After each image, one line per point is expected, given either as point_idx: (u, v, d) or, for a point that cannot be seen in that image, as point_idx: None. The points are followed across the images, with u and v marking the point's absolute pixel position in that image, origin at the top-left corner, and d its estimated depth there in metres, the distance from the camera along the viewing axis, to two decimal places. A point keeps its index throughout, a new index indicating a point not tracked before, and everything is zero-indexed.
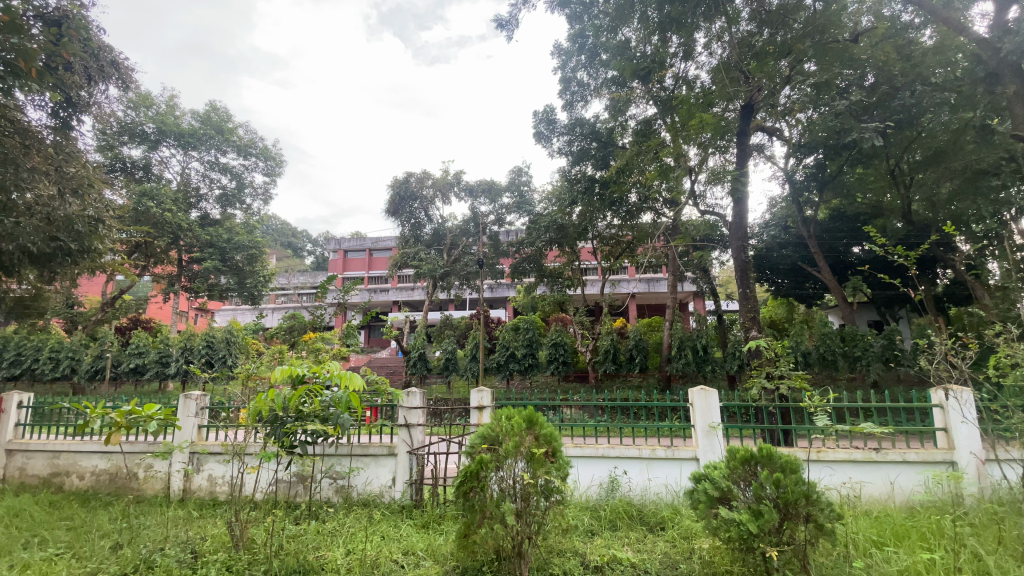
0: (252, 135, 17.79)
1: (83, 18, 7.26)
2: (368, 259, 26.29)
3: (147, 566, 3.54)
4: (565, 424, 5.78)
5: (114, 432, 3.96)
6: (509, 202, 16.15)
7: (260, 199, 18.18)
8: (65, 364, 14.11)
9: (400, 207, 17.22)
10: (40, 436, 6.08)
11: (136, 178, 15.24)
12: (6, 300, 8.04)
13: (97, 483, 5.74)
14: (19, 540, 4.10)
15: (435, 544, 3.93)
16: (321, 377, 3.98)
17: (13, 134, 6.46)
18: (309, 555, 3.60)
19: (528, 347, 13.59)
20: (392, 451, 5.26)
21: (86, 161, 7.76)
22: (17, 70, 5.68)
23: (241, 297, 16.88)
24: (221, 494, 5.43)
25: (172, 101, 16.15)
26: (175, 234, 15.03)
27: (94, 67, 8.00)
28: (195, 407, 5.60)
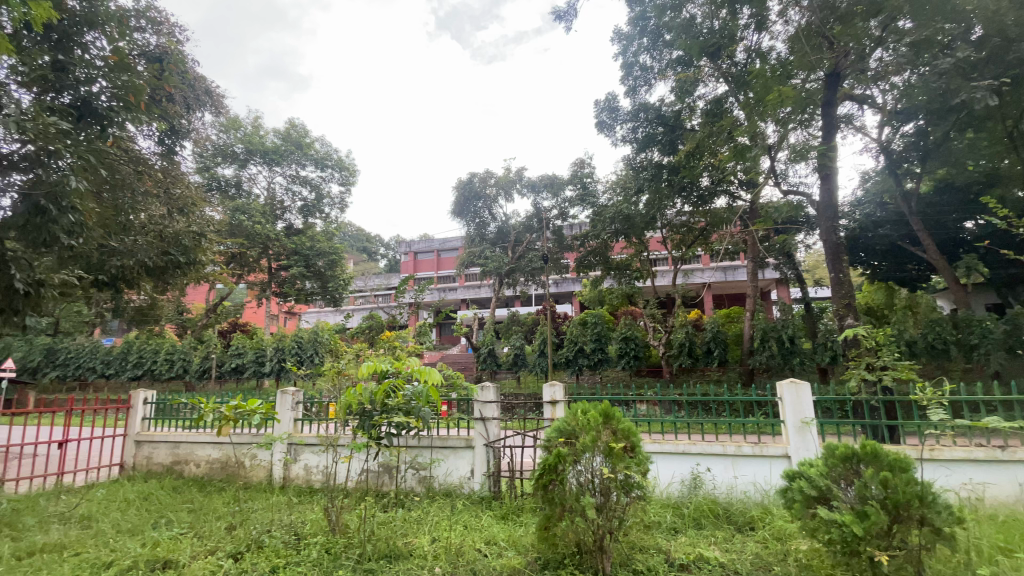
0: (328, 148, 18.93)
1: (179, 53, 8.06)
2: (437, 260, 27.14)
3: (258, 546, 3.89)
4: (641, 420, 5.61)
5: (225, 425, 4.43)
6: (572, 195, 16.02)
7: (337, 207, 19.33)
8: (179, 365, 15.88)
9: (465, 208, 17.67)
10: (164, 428, 6.86)
11: (230, 195, 16.72)
12: (129, 309, 9.16)
13: (211, 470, 6.38)
14: (150, 520, 4.67)
15: (516, 534, 3.99)
16: (403, 372, 4.18)
17: (130, 163, 7.25)
18: (397, 541, 3.77)
19: (597, 342, 13.45)
20: (470, 444, 5.39)
21: (188, 183, 8.63)
22: (129, 105, 6.48)
23: (324, 300, 18.07)
24: (317, 482, 5.83)
25: (257, 122, 17.51)
26: (265, 244, 16.31)
27: (192, 97, 8.87)
28: (290, 402, 6.04)
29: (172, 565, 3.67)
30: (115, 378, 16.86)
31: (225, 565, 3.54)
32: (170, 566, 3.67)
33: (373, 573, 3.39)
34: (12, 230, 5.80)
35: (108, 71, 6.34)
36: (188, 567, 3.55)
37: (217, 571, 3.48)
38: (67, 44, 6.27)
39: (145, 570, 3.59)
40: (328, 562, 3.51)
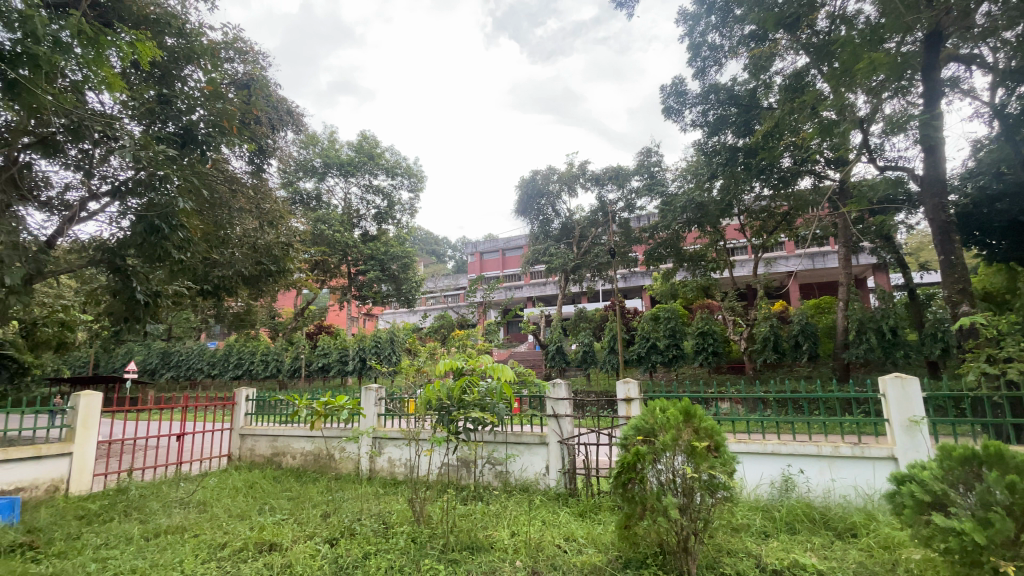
0: (397, 156, 19.79)
1: (264, 79, 8.80)
2: (503, 259, 27.51)
3: (351, 532, 4.17)
4: (724, 418, 5.32)
5: (317, 419, 4.79)
6: (639, 186, 15.61)
7: (407, 213, 20.17)
8: (273, 364, 17.37)
9: (529, 205, 17.76)
10: (264, 423, 7.51)
11: (312, 207, 17.97)
12: (231, 315, 10.12)
13: (306, 461, 6.90)
14: (257, 506, 5.14)
15: (595, 532, 3.97)
16: (477, 369, 4.31)
17: (226, 183, 8.02)
18: (478, 534, 3.87)
19: (671, 338, 12.95)
20: (544, 440, 5.40)
21: (275, 197, 9.37)
22: (223, 130, 7.20)
23: (398, 301, 18.96)
24: (400, 474, 6.13)
25: (333, 137, 18.64)
26: (344, 251, 17.39)
27: (276, 118, 9.62)
28: (374, 398, 6.40)
29: (277, 547, 4.01)
30: (220, 377, 18.68)
31: (322, 549, 3.82)
32: (275, 548, 4.02)
33: (457, 563, 3.50)
34: (133, 248, 6.57)
35: (204, 100, 7.02)
36: (291, 550, 3.87)
37: (316, 555, 3.76)
38: (169, 79, 7.05)
39: (255, 551, 3.95)
40: (415, 551, 3.68)
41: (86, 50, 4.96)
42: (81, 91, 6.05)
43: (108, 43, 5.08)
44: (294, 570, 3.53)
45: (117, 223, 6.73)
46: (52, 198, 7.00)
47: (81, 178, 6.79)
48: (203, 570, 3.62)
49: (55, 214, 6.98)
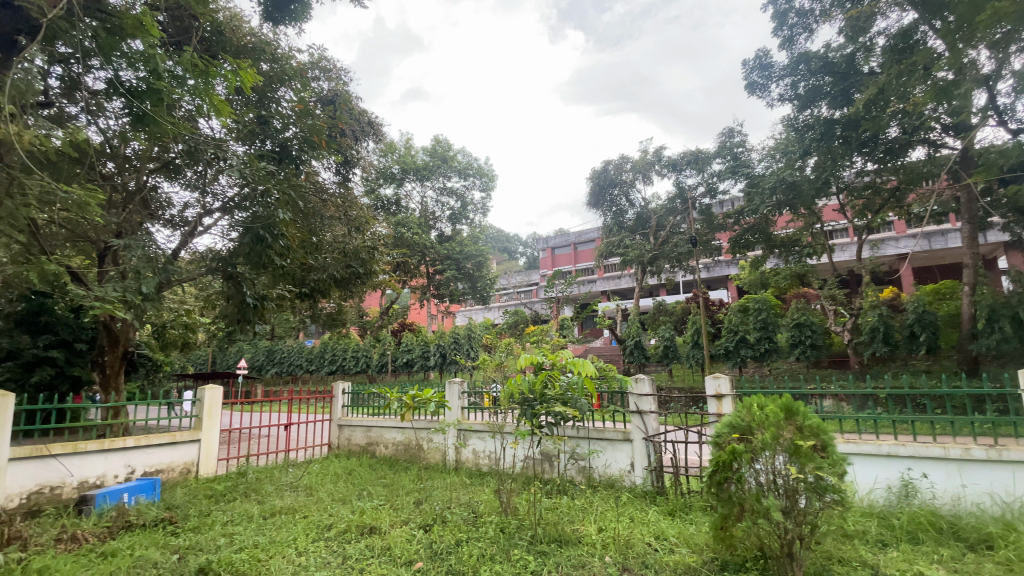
0: (469, 158, 20.27)
1: (347, 93, 9.38)
2: (575, 253, 27.23)
3: (443, 519, 4.36)
4: (828, 416, 4.91)
5: (407, 411, 5.06)
6: (720, 169, 14.76)
7: (480, 212, 20.62)
8: (363, 360, 18.59)
9: (602, 197, 17.44)
10: (359, 414, 8.03)
11: (392, 211, 18.93)
12: (326, 315, 10.93)
13: (397, 451, 7.29)
14: (357, 491, 5.53)
15: (687, 531, 3.82)
16: (558, 364, 4.32)
17: (317, 194, 8.65)
18: (565, 527, 3.88)
19: (763, 330, 12.15)
20: (628, 437, 5.27)
21: (360, 203, 9.95)
22: (314, 144, 7.77)
23: (474, 298, 19.50)
24: (485, 466, 6.29)
25: (408, 143, 19.48)
26: (422, 252, 18.15)
27: (359, 130, 10.24)
28: (457, 391, 6.63)
29: (376, 530, 4.29)
30: (316, 373, 20.26)
31: (417, 535, 4.04)
32: (375, 531, 4.31)
33: (547, 555, 3.53)
34: (242, 258, 7.29)
35: (296, 118, 7.63)
36: (389, 533, 4.13)
37: (412, 540, 3.98)
38: (265, 101, 7.63)
39: (357, 533, 4.26)
40: (504, 540, 3.77)
41: (197, 81, 5.59)
42: (194, 119, 6.81)
43: (215, 73, 5.68)
44: (393, 552, 3.76)
45: (228, 234, 7.52)
46: (174, 215, 7.93)
47: (196, 196, 7.64)
48: (313, 548, 3.96)
49: (177, 229, 7.90)
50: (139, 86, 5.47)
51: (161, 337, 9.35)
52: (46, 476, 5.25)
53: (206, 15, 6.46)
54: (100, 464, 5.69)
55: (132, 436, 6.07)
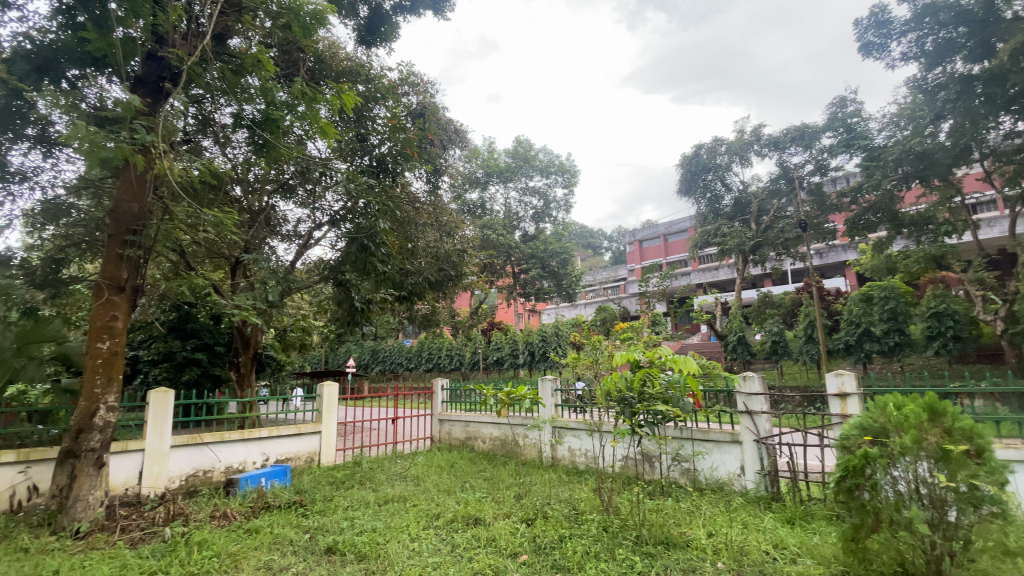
0: (550, 156, 20.33)
1: (435, 104, 9.84)
2: (665, 245, 26.11)
3: (545, 514, 4.43)
4: (982, 419, 4.26)
5: (504, 408, 5.20)
6: (831, 144, 13.38)
7: (564, 209, 20.57)
8: (456, 359, 19.37)
9: (693, 184, 16.55)
10: (458, 410, 8.40)
11: (478, 214, 19.53)
12: (423, 316, 11.54)
13: (494, 446, 7.50)
14: (460, 483, 5.78)
15: (811, 541, 3.51)
16: (657, 361, 4.13)
17: (412, 203, 9.18)
18: (671, 529, 3.76)
19: (891, 322, 10.82)
20: (736, 438, 4.97)
21: (449, 209, 10.38)
22: (407, 156, 8.26)
23: (560, 296, 19.48)
24: (581, 464, 6.26)
25: (491, 147, 19.97)
26: (508, 252, 18.50)
27: (447, 139, 10.69)
28: (550, 388, 6.70)
29: (481, 521, 4.45)
30: (414, 371, 21.47)
31: (521, 528, 4.13)
32: (479, 522, 4.48)
33: (654, 557, 3.44)
34: (349, 266, 7.94)
35: (390, 133, 8.15)
36: (493, 525, 4.27)
37: (516, 533, 4.08)
38: (363, 120, 8.23)
39: (463, 523, 4.45)
40: (608, 539, 3.73)
41: (306, 108, 6.17)
42: (304, 142, 7.53)
43: (320, 99, 6.22)
44: (498, 544, 3.89)
45: (336, 245, 8.22)
46: (290, 230, 8.81)
47: (308, 212, 8.43)
48: (424, 535, 4.20)
49: (293, 243, 8.78)
50: (258, 117, 6.14)
51: (283, 339, 10.47)
52: (200, 461, 6.13)
53: (311, 47, 7.13)
54: (241, 451, 6.53)
55: (265, 427, 6.89)
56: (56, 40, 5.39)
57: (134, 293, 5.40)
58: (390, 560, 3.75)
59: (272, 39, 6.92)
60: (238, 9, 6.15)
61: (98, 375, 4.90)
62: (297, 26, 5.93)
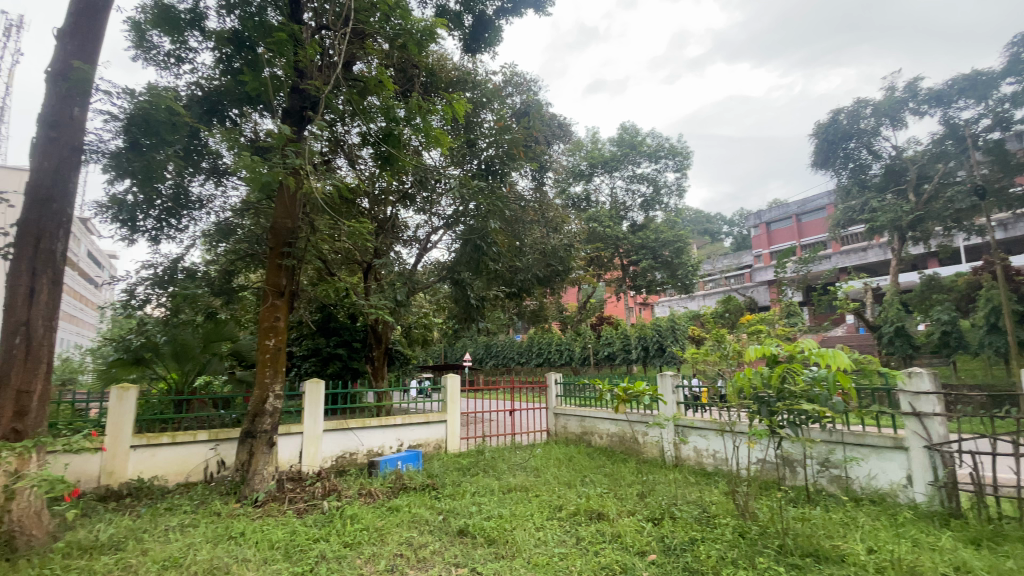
0: (659, 140, 19.42)
1: (538, 101, 9.92)
2: (797, 226, 23.45)
3: (672, 515, 4.26)
4: None
5: (621, 404, 5.11)
6: (1015, 92, 10.99)
7: (676, 194, 19.52)
8: (567, 354, 19.43)
9: (831, 154, 14.53)
10: (573, 405, 8.39)
11: (583, 207, 19.36)
12: (534, 312, 11.74)
13: (612, 442, 7.38)
14: (580, 477, 5.78)
15: (1007, 569, 2.93)
16: (798, 356, 3.80)
17: (519, 202, 9.39)
18: (822, 541, 3.39)
19: None
20: (900, 443, 4.33)
21: (555, 204, 10.40)
22: (513, 156, 8.49)
23: (675, 288, 18.53)
24: (710, 465, 5.91)
25: (595, 138, 19.66)
26: (616, 243, 18.10)
27: (551, 134, 10.71)
28: (671, 384, 6.41)
29: (604, 517, 4.42)
30: (526, 365, 21.98)
31: (647, 527, 4.03)
32: (602, 517, 4.45)
33: (802, 569, 3.14)
34: (464, 266, 8.35)
35: (496, 135, 8.41)
36: (618, 521, 4.22)
37: (642, 531, 3.99)
38: (472, 126, 8.59)
39: (587, 517, 4.46)
40: (746, 546, 3.48)
41: (422, 120, 6.59)
42: (420, 152, 8.07)
43: (434, 110, 6.60)
44: (624, 541, 3.83)
45: (452, 246, 8.70)
46: (410, 235, 9.50)
47: (426, 218, 9.05)
48: (548, 525, 4.29)
49: (413, 247, 9.45)
50: (381, 133, 6.71)
51: (408, 335, 11.35)
52: (347, 444, 6.90)
53: (423, 61, 7.59)
54: (379, 436, 7.21)
55: (399, 415, 7.53)
56: (219, 84, 6.46)
57: (291, 297, 6.23)
58: (518, 547, 3.88)
59: (391, 59, 7.50)
60: (361, 37, 6.77)
61: (268, 367, 5.75)
62: (411, 44, 6.35)
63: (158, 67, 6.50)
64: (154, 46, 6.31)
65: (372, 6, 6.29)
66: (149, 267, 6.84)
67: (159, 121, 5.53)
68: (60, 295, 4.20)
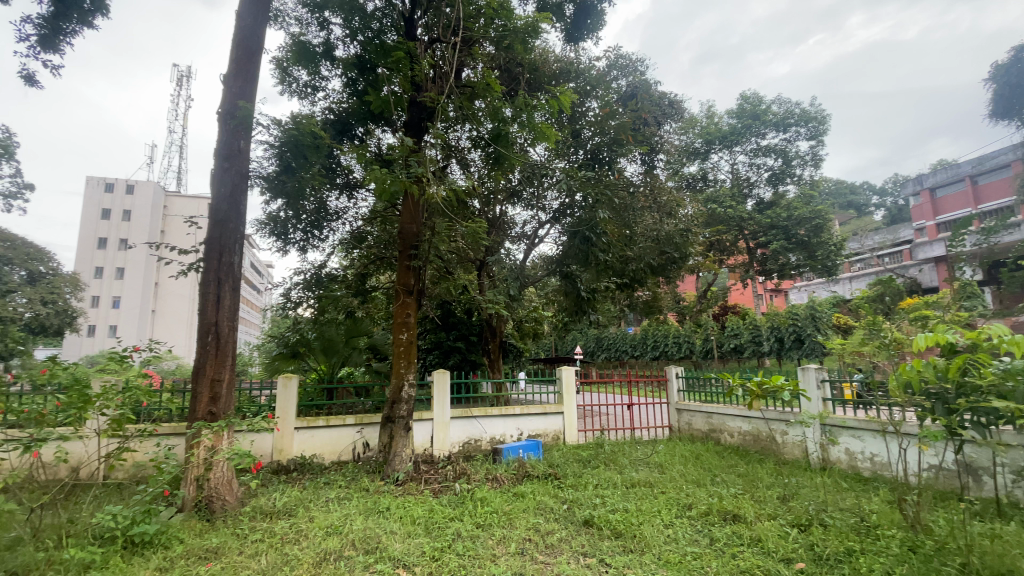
0: (786, 106, 17.49)
1: (647, 80, 9.51)
2: (971, 190, 19.47)
3: (821, 522, 3.84)
4: None
5: (755, 400, 4.72)
6: None
7: (810, 164, 17.47)
8: (687, 347, 18.55)
9: (1013, 100, 11.90)
10: (697, 400, 7.96)
11: (700, 187, 18.19)
12: (651, 303, 11.34)
13: (745, 441, 6.85)
14: (709, 476, 5.48)
15: None
16: (984, 344, 3.19)
17: (629, 188, 9.14)
18: (1021, 562, 2.83)
19: None
20: None
21: (668, 187, 9.88)
22: (621, 142, 8.30)
23: (813, 271, 16.60)
24: (866, 471, 5.24)
25: (711, 112, 18.35)
26: (739, 225, 16.73)
27: (663, 113, 10.20)
28: (815, 378, 5.75)
29: (741, 519, 4.13)
30: (642, 358, 21.30)
31: (793, 533, 3.68)
32: (739, 520, 4.17)
33: None
34: (572, 258, 8.33)
35: (603, 122, 8.26)
36: (757, 525, 3.92)
37: (787, 537, 3.66)
38: (577, 116, 8.52)
39: (720, 518, 4.21)
40: (916, 561, 3.03)
41: (528, 116, 6.67)
42: (526, 149, 8.21)
43: (540, 105, 6.67)
44: (766, 545, 3.55)
45: (559, 240, 8.74)
46: (519, 231, 9.73)
47: (533, 213, 9.18)
48: (678, 523, 4.13)
49: (522, 243, 9.67)
50: (490, 135, 6.97)
51: (520, 329, 11.65)
52: (472, 431, 7.32)
53: (528, 57, 7.71)
54: (500, 425, 7.53)
55: (518, 406, 7.78)
56: (348, 107, 7.18)
57: (418, 295, 6.76)
58: (647, 542, 3.81)
59: (496, 61, 7.74)
60: (469, 44, 7.05)
61: (401, 359, 6.31)
62: (516, 43, 6.60)
63: (299, 97, 7.39)
64: (294, 79, 7.20)
65: (477, 12, 6.53)
66: (300, 274, 7.88)
67: (305, 145, 6.31)
68: (238, 299, 5.01)
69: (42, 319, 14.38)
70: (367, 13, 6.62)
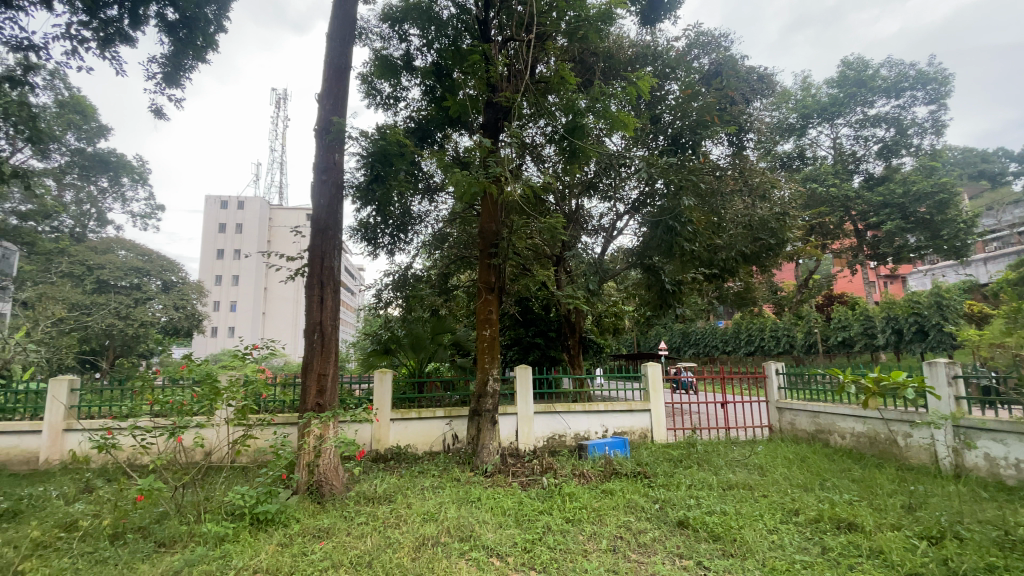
0: (899, 68, 15.60)
1: (732, 56, 8.94)
2: None
3: (956, 535, 3.41)
4: None
5: (871, 397, 4.26)
6: None
7: (930, 132, 15.44)
8: (786, 341, 17.20)
9: None
10: (801, 398, 7.35)
11: (795, 167, 16.75)
12: (744, 294, 10.65)
13: (859, 443, 6.21)
14: (818, 480, 5.05)
15: None
16: None
17: (716, 173, 8.65)
18: None
19: None
20: None
21: (760, 168, 9.19)
22: (705, 123, 7.88)
23: (938, 253, 14.65)
24: (1013, 480, 4.57)
25: (807, 83, 16.81)
26: (845, 206, 15.15)
27: (752, 90, 9.52)
28: (945, 374, 5.11)
29: (858, 529, 3.77)
30: (735, 353, 20.07)
31: (922, 545, 3.29)
32: (855, 529, 3.81)
33: None
34: (654, 250, 8.03)
35: (685, 105, 7.87)
36: (877, 535, 3.56)
37: (914, 550, 3.28)
38: (656, 101, 8.20)
39: (832, 525, 3.87)
40: None
41: (605, 105, 6.53)
42: (602, 140, 8.05)
43: (617, 93, 6.52)
44: (888, 558, 3.21)
45: (639, 231, 8.48)
46: (596, 224, 9.58)
47: (611, 205, 8.96)
48: (785, 529, 3.85)
49: (600, 236, 9.50)
50: (564, 129, 6.89)
51: (601, 324, 11.46)
52: (556, 426, 7.36)
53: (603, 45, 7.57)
54: (585, 421, 7.47)
55: (602, 402, 7.65)
56: (427, 113, 7.48)
57: (500, 292, 6.89)
58: (749, 547, 3.59)
59: (570, 53, 7.65)
60: (542, 39, 7.03)
61: (486, 354, 6.48)
62: (591, 33, 6.47)
63: (383, 109, 7.83)
64: (378, 91, 7.63)
65: (550, 6, 6.51)
66: (388, 275, 8.36)
67: (390, 153, 6.67)
68: (338, 300, 5.40)
69: (175, 322, 16.45)
70: (443, 21, 6.89)
